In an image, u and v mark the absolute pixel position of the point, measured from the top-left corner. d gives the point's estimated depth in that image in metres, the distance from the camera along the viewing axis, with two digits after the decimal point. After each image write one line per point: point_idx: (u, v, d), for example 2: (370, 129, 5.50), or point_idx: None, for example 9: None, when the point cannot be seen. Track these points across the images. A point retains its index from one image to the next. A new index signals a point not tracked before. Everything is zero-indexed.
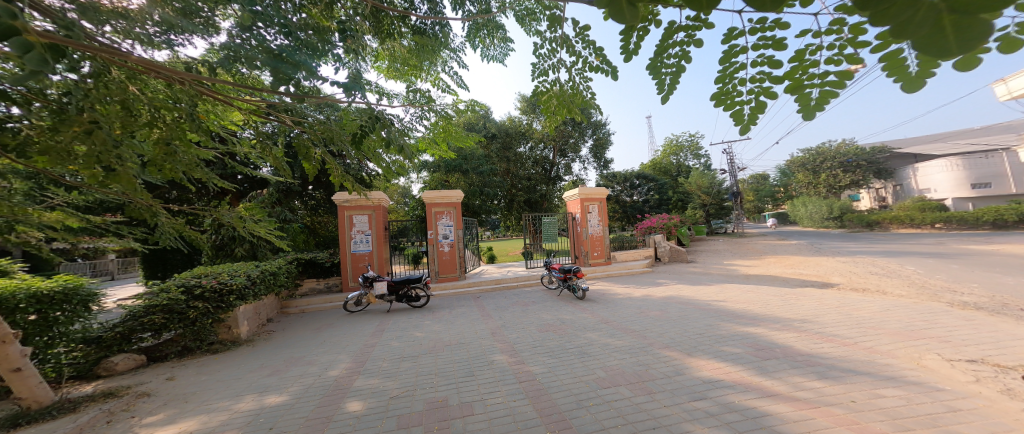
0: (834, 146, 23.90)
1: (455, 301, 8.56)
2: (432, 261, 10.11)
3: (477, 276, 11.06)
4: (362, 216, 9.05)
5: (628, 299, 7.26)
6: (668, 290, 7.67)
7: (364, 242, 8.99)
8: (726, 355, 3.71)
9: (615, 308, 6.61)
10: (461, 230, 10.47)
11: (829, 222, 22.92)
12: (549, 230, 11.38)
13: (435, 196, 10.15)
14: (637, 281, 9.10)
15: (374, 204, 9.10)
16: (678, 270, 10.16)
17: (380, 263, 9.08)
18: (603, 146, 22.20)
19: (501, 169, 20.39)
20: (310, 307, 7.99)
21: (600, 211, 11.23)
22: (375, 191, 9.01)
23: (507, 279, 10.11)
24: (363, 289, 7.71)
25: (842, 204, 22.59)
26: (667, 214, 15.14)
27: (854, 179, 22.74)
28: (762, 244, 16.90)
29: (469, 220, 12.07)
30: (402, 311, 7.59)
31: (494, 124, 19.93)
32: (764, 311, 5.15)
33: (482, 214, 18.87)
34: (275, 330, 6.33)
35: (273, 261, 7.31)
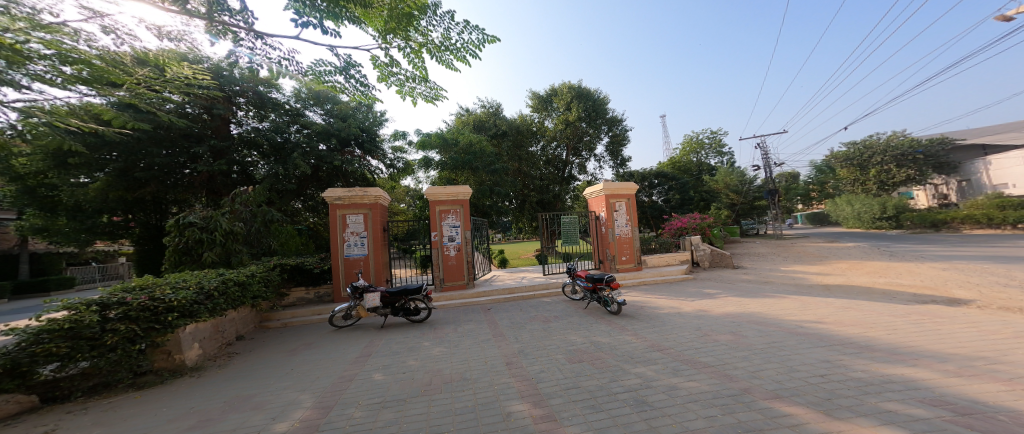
0: (883, 139, 21.48)
1: (461, 314, 7.19)
2: (436, 267, 8.82)
3: (488, 283, 9.71)
4: (357, 216, 7.88)
5: (677, 315, 5.73)
6: (727, 304, 6.08)
7: (359, 246, 7.79)
8: (906, 426, 2.19)
9: (665, 329, 5.10)
10: (469, 231, 9.13)
11: (881, 223, 20.51)
12: (569, 230, 9.91)
13: (440, 192, 8.88)
14: (680, 291, 7.53)
15: (370, 202, 7.93)
16: (726, 276, 8.55)
17: (377, 270, 7.86)
18: (621, 143, 20.57)
19: (512, 169, 19.12)
20: (295, 320, 6.83)
21: (628, 209, 9.69)
22: (371, 188, 7.86)
23: (522, 288, 8.72)
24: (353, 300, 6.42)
25: (896, 203, 20.18)
26: (699, 214, 13.45)
27: (909, 174, 20.28)
28: (812, 246, 14.90)
29: (478, 221, 10.75)
30: (399, 328, 6.31)
31: (504, 121, 18.68)
32: (901, 343, 3.57)
33: (492, 215, 17.38)
34: (239, 353, 5.11)
35: (246, 268, 6.08)
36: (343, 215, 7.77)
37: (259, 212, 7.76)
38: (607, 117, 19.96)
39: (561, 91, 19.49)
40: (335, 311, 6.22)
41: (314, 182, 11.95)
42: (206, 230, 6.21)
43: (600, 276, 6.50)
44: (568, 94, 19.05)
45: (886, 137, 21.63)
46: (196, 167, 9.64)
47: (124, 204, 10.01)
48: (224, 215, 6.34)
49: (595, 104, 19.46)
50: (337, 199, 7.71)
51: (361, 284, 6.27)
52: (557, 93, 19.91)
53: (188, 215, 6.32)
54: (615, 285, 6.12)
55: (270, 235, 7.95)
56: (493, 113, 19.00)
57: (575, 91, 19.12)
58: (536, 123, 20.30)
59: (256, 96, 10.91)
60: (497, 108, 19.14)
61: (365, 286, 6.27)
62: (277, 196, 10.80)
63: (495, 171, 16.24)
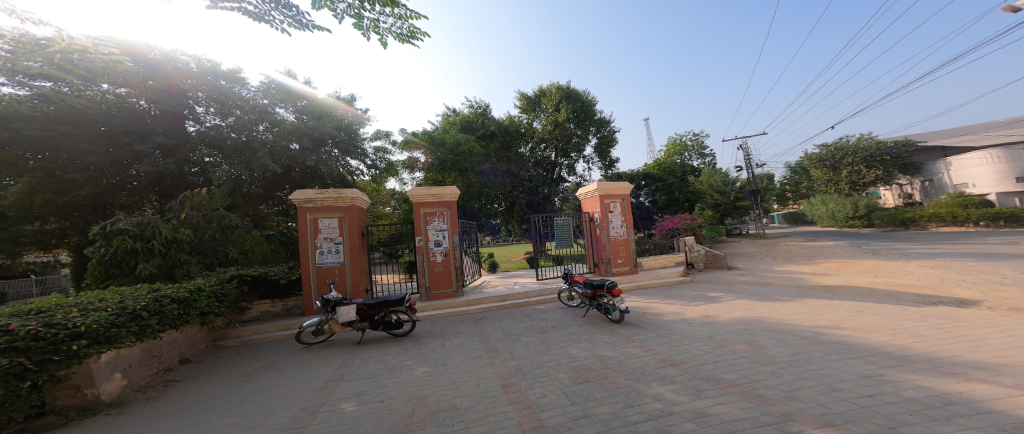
0: (855, 141, 22.34)
1: (449, 326, 6.57)
2: (421, 274, 8.14)
3: (478, 291, 9.10)
4: (331, 220, 7.13)
5: (685, 322, 5.34)
6: (734, 308, 5.76)
7: (334, 253, 7.05)
8: None
9: (676, 339, 4.69)
10: (456, 235, 8.52)
11: (854, 222, 21.23)
12: (561, 233, 9.47)
13: (424, 193, 8.22)
14: (680, 294, 7.19)
15: (345, 204, 7.19)
16: (724, 278, 8.31)
17: (354, 279, 7.13)
18: (609, 144, 20.43)
19: (501, 170, 18.59)
20: (256, 337, 6.03)
21: (623, 210, 9.34)
22: (346, 189, 7.14)
23: (514, 295, 8.21)
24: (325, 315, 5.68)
25: (867, 202, 20.97)
26: (690, 215, 13.36)
27: (877, 175, 21.12)
28: (796, 245, 15.11)
29: (466, 224, 10.16)
30: (378, 344, 5.63)
31: (492, 122, 18.15)
32: (939, 352, 3.27)
33: (479, 217, 16.82)
34: (178, 380, 4.36)
35: (192, 280, 5.34)
36: (315, 220, 7.01)
37: (213, 216, 6.94)
38: (595, 118, 19.76)
39: (550, 92, 19.17)
40: (304, 327, 5.47)
41: (285, 182, 11.00)
42: (141, 238, 5.36)
43: (601, 281, 6.05)
44: (556, 94, 18.73)
45: (855, 140, 22.48)
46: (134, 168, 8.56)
47: (65, 210, 8.82)
48: (163, 221, 5.55)
49: (583, 105, 19.21)
50: (308, 201, 6.95)
51: (335, 295, 5.55)
52: (546, 94, 19.59)
53: (117, 222, 5.46)
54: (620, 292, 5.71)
55: (228, 243, 7.12)
56: (481, 113, 18.50)
57: (564, 92, 18.79)
58: (524, 124, 19.92)
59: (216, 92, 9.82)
60: (485, 108, 18.64)
61: (339, 298, 5.55)
62: (241, 198, 9.79)
63: (483, 173, 15.70)
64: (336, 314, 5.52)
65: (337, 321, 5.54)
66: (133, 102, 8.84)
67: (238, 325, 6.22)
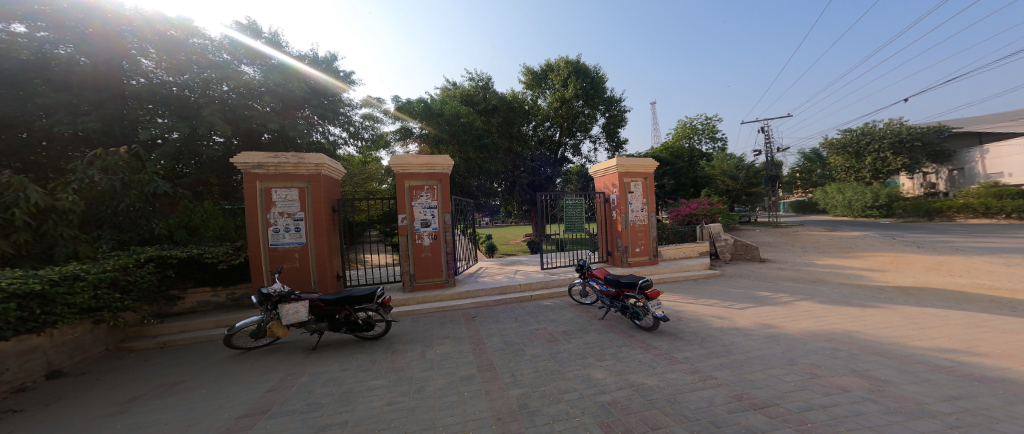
0: (881, 126, 20.99)
1: (435, 329, 5.30)
2: (405, 259, 6.83)
3: (471, 280, 7.88)
4: (288, 191, 5.65)
5: (743, 334, 4.05)
6: (800, 315, 4.49)
7: (293, 231, 5.64)
8: None
9: (739, 360, 3.40)
10: (448, 214, 7.12)
11: (872, 211, 20.07)
12: (571, 216, 8.15)
13: (410, 162, 6.79)
14: (718, 293, 5.93)
15: (306, 172, 5.71)
16: (760, 272, 7.10)
17: (319, 264, 5.77)
18: (618, 124, 18.79)
19: (501, 148, 16.98)
20: (178, 339, 4.71)
21: (645, 190, 7.97)
22: (308, 154, 5.65)
23: (515, 286, 7.21)
24: (267, 312, 4.32)
25: (888, 191, 19.82)
26: (709, 200, 12.05)
27: (906, 163, 19.98)
28: (819, 235, 14.00)
29: (462, 202, 8.79)
30: (341, 352, 4.37)
31: (494, 95, 16.41)
32: None
33: (479, 197, 15.50)
34: (20, 412, 3.04)
35: (78, 265, 3.91)
36: (267, 190, 5.53)
37: (134, 181, 5.50)
38: (604, 95, 18.00)
39: (557, 67, 17.39)
40: (237, 328, 4.17)
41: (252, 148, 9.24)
42: None
43: (630, 277, 4.73)
44: (564, 69, 16.98)
45: (885, 124, 21.17)
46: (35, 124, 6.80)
47: None
48: (32, 182, 4.12)
49: (593, 81, 17.48)
50: (257, 167, 5.43)
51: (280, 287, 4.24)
52: (554, 70, 17.79)
53: None
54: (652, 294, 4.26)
55: (158, 215, 5.74)
56: (482, 86, 16.64)
57: (572, 67, 17.05)
58: (528, 102, 18.18)
59: (169, 46, 7.94)
60: (487, 81, 16.80)
61: (286, 291, 4.25)
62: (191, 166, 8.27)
63: (484, 148, 14.23)
64: (280, 313, 4.21)
65: (282, 321, 4.24)
66: (59, 53, 7.09)
67: (159, 320, 4.91)
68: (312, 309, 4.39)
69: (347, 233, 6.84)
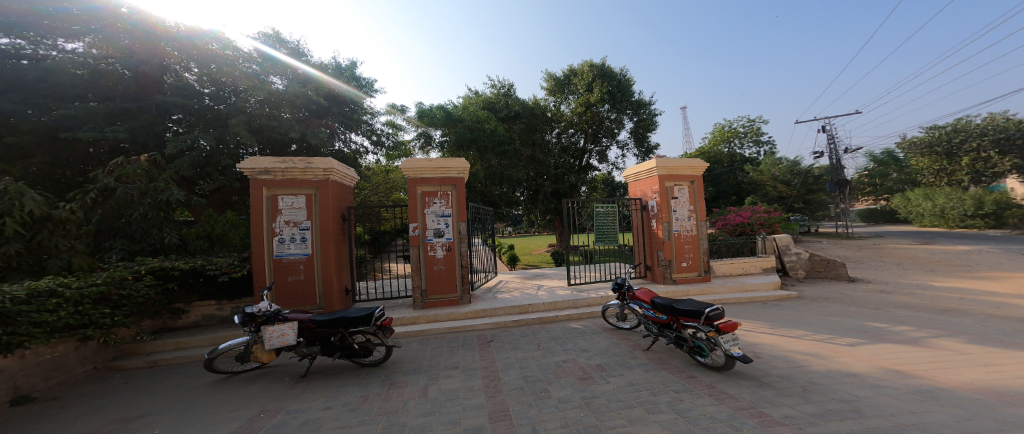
0: (978, 122, 17.82)
1: (445, 357, 4.50)
2: (417, 273, 6.18)
3: (490, 296, 7.07)
4: (296, 198, 5.18)
5: (866, 387, 2.82)
6: (948, 362, 3.13)
7: (298, 242, 5.13)
8: None
9: (884, 431, 2.23)
10: (465, 223, 6.41)
11: (974, 220, 16.77)
12: (603, 225, 7.12)
13: (424, 167, 6.21)
14: (801, 322, 4.60)
15: (315, 177, 5.23)
16: (852, 295, 5.63)
17: (324, 278, 5.21)
18: (647, 129, 17.42)
19: (524, 155, 16.37)
20: (170, 358, 4.23)
21: (693, 195, 6.77)
22: (317, 159, 5.19)
23: (538, 307, 6.29)
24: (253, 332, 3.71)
25: (994, 197, 16.54)
26: (763, 207, 10.47)
27: (1015, 163, 16.66)
28: (909, 248, 11.69)
29: (481, 210, 8.09)
30: (331, 382, 3.68)
31: (517, 102, 15.94)
32: None
33: (502, 205, 14.80)
34: None
35: (65, 279, 3.46)
36: (273, 197, 5.10)
37: (150, 189, 5.24)
38: (632, 99, 16.90)
39: (581, 71, 16.63)
40: (217, 351, 3.61)
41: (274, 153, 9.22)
42: None
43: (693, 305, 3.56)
44: (589, 73, 16.16)
45: (983, 119, 17.95)
46: (76, 134, 7.05)
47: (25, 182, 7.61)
48: (30, 189, 3.92)
49: (620, 84, 16.48)
50: (264, 172, 5.03)
51: (264, 306, 3.62)
52: (577, 74, 17.05)
53: None
54: (727, 326, 3.13)
55: (172, 224, 5.44)
56: (505, 93, 16.27)
57: (597, 70, 16.19)
58: (551, 108, 17.52)
59: (203, 59, 8.25)
60: (508, 88, 16.38)
61: (270, 310, 3.62)
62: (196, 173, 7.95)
63: (506, 154, 13.61)
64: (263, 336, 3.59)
65: (266, 345, 3.63)
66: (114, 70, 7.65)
67: (154, 337, 4.48)
68: (301, 331, 3.75)
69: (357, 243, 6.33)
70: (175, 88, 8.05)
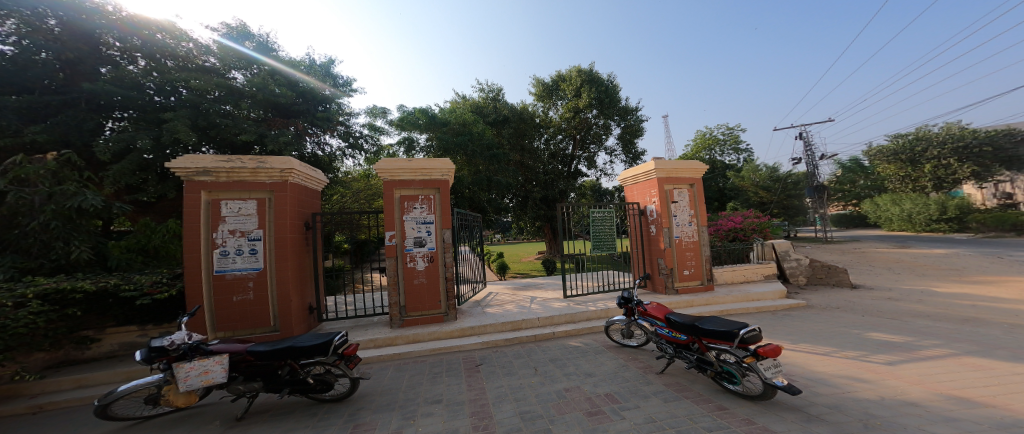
0: (938, 131, 18.78)
1: (425, 389, 3.77)
2: (393, 288, 5.45)
3: (478, 310, 6.40)
4: (244, 204, 4.38)
5: (938, 422, 2.34)
6: (1013, 385, 2.72)
7: (246, 254, 4.33)
8: None
9: None
10: (448, 231, 5.73)
11: (940, 224, 17.52)
12: (599, 231, 6.62)
13: (401, 168, 5.50)
14: (824, 336, 4.17)
15: (268, 179, 4.45)
16: (865, 304, 5.32)
17: (279, 297, 4.41)
18: (634, 135, 17.28)
19: (512, 161, 15.83)
20: (64, 402, 3.33)
21: (693, 199, 6.39)
22: (272, 158, 4.42)
23: (531, 322, 5.67)
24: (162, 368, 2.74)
25: (958, 202, 17.34)
26: (755, 213, 10.32)
27: (975, 170, 17.57)
28: (893, 252, 11.84)
29: (467, 216, 7.43)
30: (275, 428, 2.89)
31: (504, 106, 15.48)
32: None
33: (489, 212, 14.15)
34: None
35: None
36: (215, 202, 4.28)
37: (57, 192, 4.34)
38: (619, 105, 16.76)
39: (568, 76, 16.37)
40: (115, 394, 2.69)
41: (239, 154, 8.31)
42: None
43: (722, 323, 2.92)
44: (576, 78, 15.90)
45: (944, 128, 18.93)
46: None
47: None
48: None
49: (607, 90, 16.27)
50: (203, 173, 4.21)
51: (181, 335, 2.71)
52: (565, 80, 16.80)
53: None
54: (768, 350, 2.59)
55: (85, 235, 4.52)
56: (492, 97, 15.77)
57: (585, 76, 15.97)
58: (538, 114, 17.16)
59: (149, 47, 7.30)
60: (497, 92, 15.92)
61: (190, 341, 2.73)
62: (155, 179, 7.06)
63: (493, 158, 13.01)
64: (177, 375, 2.69)
65: (182, 386, 2.73)
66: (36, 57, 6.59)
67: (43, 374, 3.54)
68: (234, 365, 2.92)
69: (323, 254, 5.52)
70: (111, 79, 7.03)
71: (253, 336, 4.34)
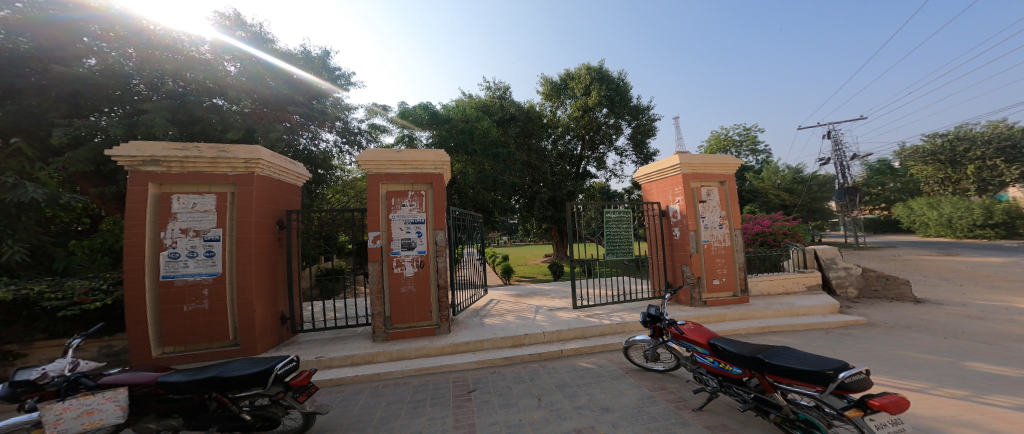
0: (980, 129, 17.51)
1: (403, 424, 3.04)
2: (377, 296, 4.76)
3: (476, 321, 5.64)
4: (201, 198, 3.76)
5: None
6: None
7: (201, 257, 3.69)
8: None
9: None
10: (443, 233, 5.01)
11: (984, 230, 16.11)
12: (615, 234, 5.81)
13: (389, 160, 4.83)
14: (907, 365, 3.31)
15: (231, 170, 3.82)
16: (940, 324, 4.41)
17: (240, 306, 3.76)
18: (647, 134, 16.38)
19: (518, 161, 15.13)
20: None
21: (724, 198, 5.56)
22: (236, 146, 3.81)
23: (535, 338, 4.88)
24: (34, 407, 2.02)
25: (1003, 207, 15.94)
26: (785, 216, 9.36)
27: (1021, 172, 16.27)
28: (939, 260, 10.72)
29: (467, 216, 6.70)
30: None
31: (512, 104, 14.85)
32: None
33: (495, 214, 13.46)
34: None
35: None
36: (166, 196, 3.66)
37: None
38: (632, 104, 15.94)
39: (578, 74, 15.65)
40: None
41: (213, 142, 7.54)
42: None
43: (803, 359, 2.11)
44: (587, 76, 15.17)
45: (985, 127, 17.62)
46: None
47: None
48: None
49: (619, 88, 15.50)
50: (152, 163, 3.60)
51: (61, 365, 2.07)
52: (574, 78, 16.08)
53: None
54: (886, 406, 1.71)
55: (25, 233, 3.98)
56: (499, 96, 15.15)
57: (596, 73, 15.17)
58: (547, 114, 16.43)
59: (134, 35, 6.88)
60: (505, 90, 15.29)
61: (71, 373, 2.07)
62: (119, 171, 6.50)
63: (499, 157, 12.34)
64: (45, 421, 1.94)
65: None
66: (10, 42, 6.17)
67: None
68: (140, 400, 2.22)
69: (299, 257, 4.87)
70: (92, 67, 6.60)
71: (209, 353, 3.69)
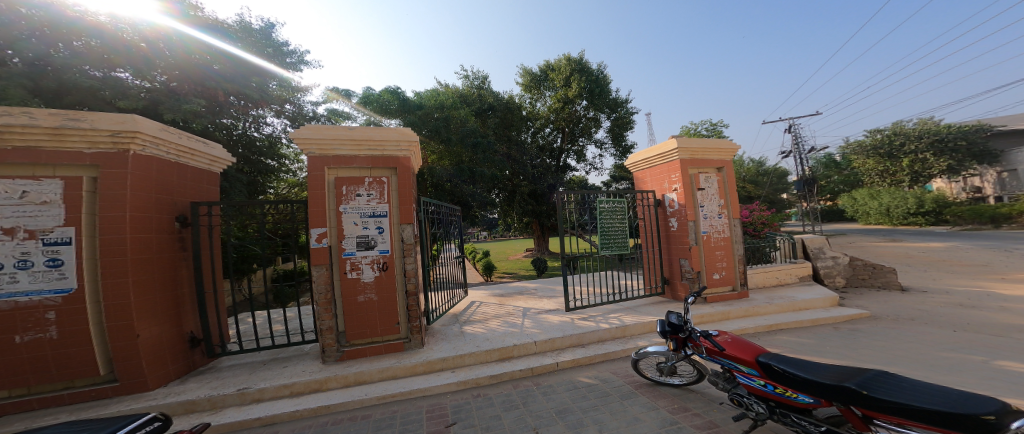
0: (914, 126, 19.20)
1: None
2: (327, 306, 3.84)
3: (454, 330, 4.84)
4: (37, 185, 2.86)
5: None
6: None
7: (40, 268, 2.90)
8: None
9: None
10: (412, 227, 4.13)
11: (917, 218, 17.65)
12: (609, 226, 5.24)
13: (343, 138, 3.87)
14: (943, 368, 2.98)
15: (87, 146, 2.93)
16: (946, 318, 4.25)
17: (112, 331, 3.08)
18: (625, 128, 16.13)
19: (498, 153, 14.33)
20: None
21: (723, 186, 5.17)
22: (98, 114, 2.92)
23: (524, 349, 4.20)
24: None
25: (934, 197, 17.49)
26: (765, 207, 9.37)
27: (949, 164, 17.99)
28: (895, 246, 11.37)
29: (444, 210, 5.83)
30: None
31: (491, 94, 13.96)
32: None
33: (472, 208, 12.58)
34: None
35: None
36: None
37: None
38: (611, 97, 15.54)
39: (557, 65, 15.01)
40: None
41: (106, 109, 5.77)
42: None
43: (918, 397, 1.53)
44: (566, 67, 14.51)
45: (917, 124, 19.36)
46: None
47: None
48: None
49: (598, 79, 15.06)
50: None
51: None
52: (554, 69, 15.39)
53: None
54: None
55: None
56: (478, 85, 14.17)
57: (576, 64, 14.62)
58: (525, 105, 15.75)
59: None
60: (483, 79, 14.35)
61: None
62: None
63: (476, 146, 11.45)
64: None
65: None
66: None
67: None
68: None
69: (205, 259, 3.98)
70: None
71: (67, 394, 3.09)
